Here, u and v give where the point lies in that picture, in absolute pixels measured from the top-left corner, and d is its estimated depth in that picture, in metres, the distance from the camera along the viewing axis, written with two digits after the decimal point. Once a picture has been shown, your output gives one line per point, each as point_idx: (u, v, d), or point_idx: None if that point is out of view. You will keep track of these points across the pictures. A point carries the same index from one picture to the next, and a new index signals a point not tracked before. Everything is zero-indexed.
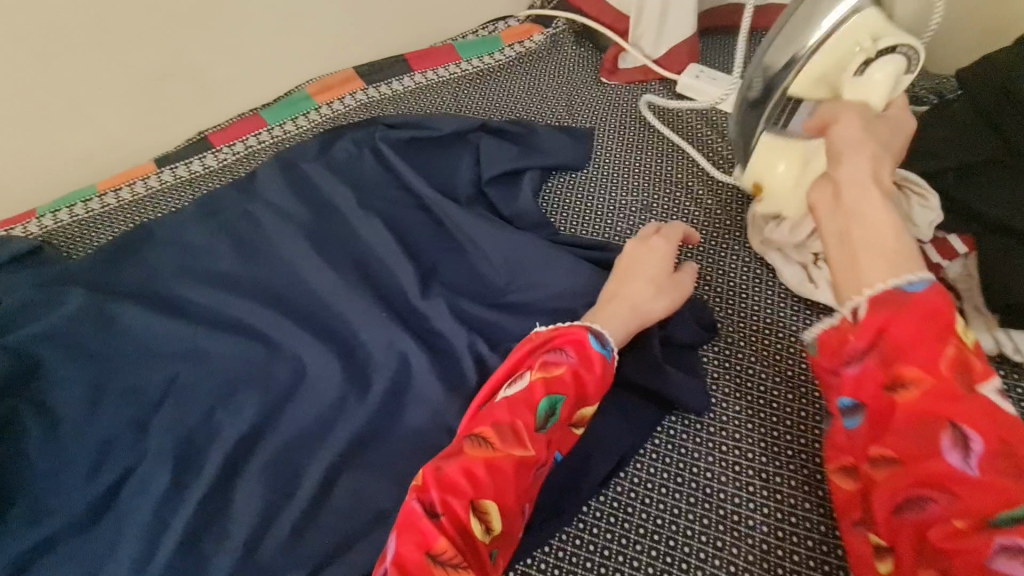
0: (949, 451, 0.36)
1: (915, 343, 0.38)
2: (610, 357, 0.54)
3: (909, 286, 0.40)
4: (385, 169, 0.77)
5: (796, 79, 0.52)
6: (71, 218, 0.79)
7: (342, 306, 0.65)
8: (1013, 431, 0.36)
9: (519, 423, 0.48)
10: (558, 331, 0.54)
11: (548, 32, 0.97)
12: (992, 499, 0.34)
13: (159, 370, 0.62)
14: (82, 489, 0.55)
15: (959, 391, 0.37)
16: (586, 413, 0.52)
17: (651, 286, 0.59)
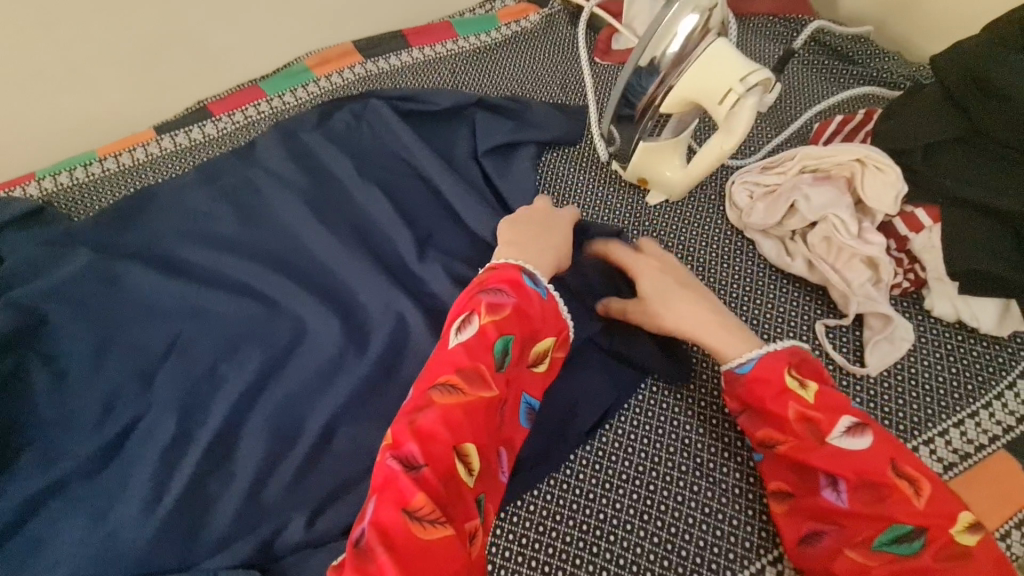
0: (824, 489, 0.50)
1: (771, 408, 0.53)
2: (547, 295, 0.58)
3: (744, 365, 0.55)
4: (384, 141, 0.80)
5: (665, 100, 0.61)
6: (71, 180, 0.79)
7: (343, 269, 0.68)
8: (865, 461, 0.49)
9: (481, 366, 0.51)
10: (495, 275, 0.57)
11: (543, 12, 0.99)
12: (863, 522, 0.47)
13: (164, 328, 0.65)
14: (88, 436, 0.57)
15: (815, 439, 0.50)
16: (538, 352, 0.56)
17: (556, 235, 0.64)
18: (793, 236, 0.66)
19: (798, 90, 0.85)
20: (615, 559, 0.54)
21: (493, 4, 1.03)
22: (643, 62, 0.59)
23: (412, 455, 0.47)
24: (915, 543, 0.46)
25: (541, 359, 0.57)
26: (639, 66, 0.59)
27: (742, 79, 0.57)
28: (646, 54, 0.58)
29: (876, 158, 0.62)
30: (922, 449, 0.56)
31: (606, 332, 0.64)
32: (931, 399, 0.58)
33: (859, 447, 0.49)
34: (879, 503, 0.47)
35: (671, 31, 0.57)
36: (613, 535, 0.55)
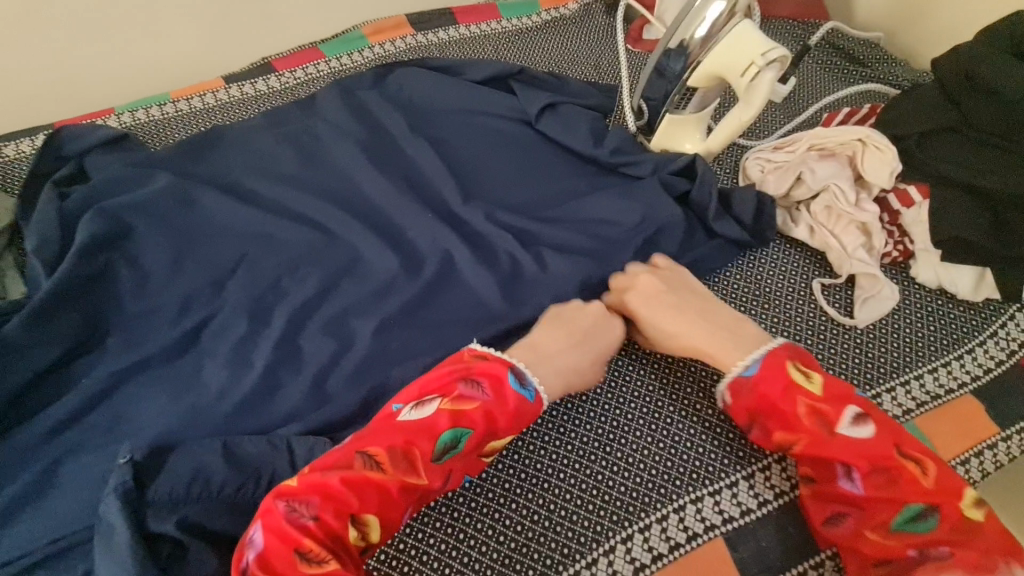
0: (840, 478, 0.53)
1: (780, 410, 0.56)
2: (533, 397, 0.59)
3: (746, 372, 0.59)
4: (432, 103, 0.88)
5: (693, 75, 0.71)
6: (147, 117, 0.87)
7: (394, 208, 0.76)
8: (873, 449, 0.52)
9: (416, 451, 0.53)
10: (478, 363, 0.59)
11: (581, 1, 1.08)
12: (880, 504, 0.51)
13: (233, 244, 0.72)
14: (168, 329, 0.65)
15: (823, 436, 0.54)
16: (497, 446, 0.58)
17: (590, 353, 0.64)
18: (798, 205, 0.74)
19: (811, 85, 0.94)
20: (626, 457, 0.62)
21: None
22: (673, 44, 0.69)
23: (308, 503, 0.49)
24: (930, 518, 0.50)
25: (496, 451, 0.58)
26: (668, 48, 0.69)
27: (763, 54, 0.65)
28: (674, 37, 0.68)
29: (877, 139, 0.71)
30: (899, 389, 0.64)
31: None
32: (911, 349, 0.67)
33: (863, 436, 0.53)
34: (893, 488, 0.51)
35: (700, 16, 0.66)
36: (610, 447, 0.62)
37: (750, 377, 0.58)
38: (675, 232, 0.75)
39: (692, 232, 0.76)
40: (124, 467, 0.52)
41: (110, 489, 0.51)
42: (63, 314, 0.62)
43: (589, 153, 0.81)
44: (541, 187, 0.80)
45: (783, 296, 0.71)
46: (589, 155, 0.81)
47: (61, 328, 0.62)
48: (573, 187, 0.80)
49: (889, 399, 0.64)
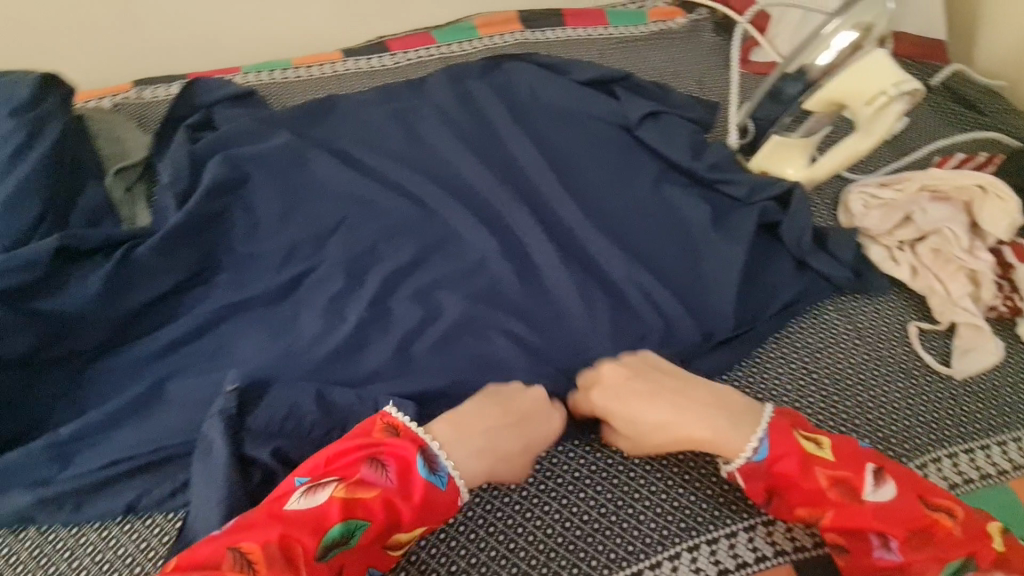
0: (875, 548, 0.52)
1: (799, 486, 0.55)
2: (445, 484, 0.56)
3: (756, 454, 0.56)
4: (536, 98, 0.90)
5: (812, 99, 0.70)
6: (269, 78, 0.93)
7: (490, 194, 0.78)
8: (900, 511, 0.51)
9: (304, 546, 0.46)
10: (383, 445, 0.54)
11: (690, 17, 1.09)
12: (924, 567, 0.49)
13: (336, 205, 0.75)
14: (273, 275, 0.69)
15: (849, 505, 0.53)
16: (401, 537, 0.53)
17: (521, 440, 0.61)
18: (901, 245, 0.72)
19: (923, 127, 0.91)
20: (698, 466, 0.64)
21: (646, 2, 1.13)
22: (793, 68, 0.72)
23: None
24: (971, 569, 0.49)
25: (399, 543, 0.54)
26: (787, 72, 0.73)
27: (895, 85, 0.64)
28: (793, 61, 0.72)
29: (999, 188, 0.68)
30: (994, 449, 0.62)
31: (709, 293, 0.72)
32: (1011, 411, 0.65)
33: (889, 499, 0.52)
34: (930, 545, 0.50)
35: (825, 43, 0.68)
36: (683, 456, 0.64)
37: (761, 459, 0.56)
38: (765, 257, 0.75)
39: (787, 256, 0.75)
40: (231, 394, 0.57)
41: (213, 412, 0.57)
42: (184, 246, 0.67)
43: (686, 165, 0.81)
44: (633, 193, 0.80)
45: (877, 333, 0.70)
46: (686, 167, 0.81)
47: (181, 258, 0.66)
48: (667, 197, 0.79)
49: (983, 456, 0.62)
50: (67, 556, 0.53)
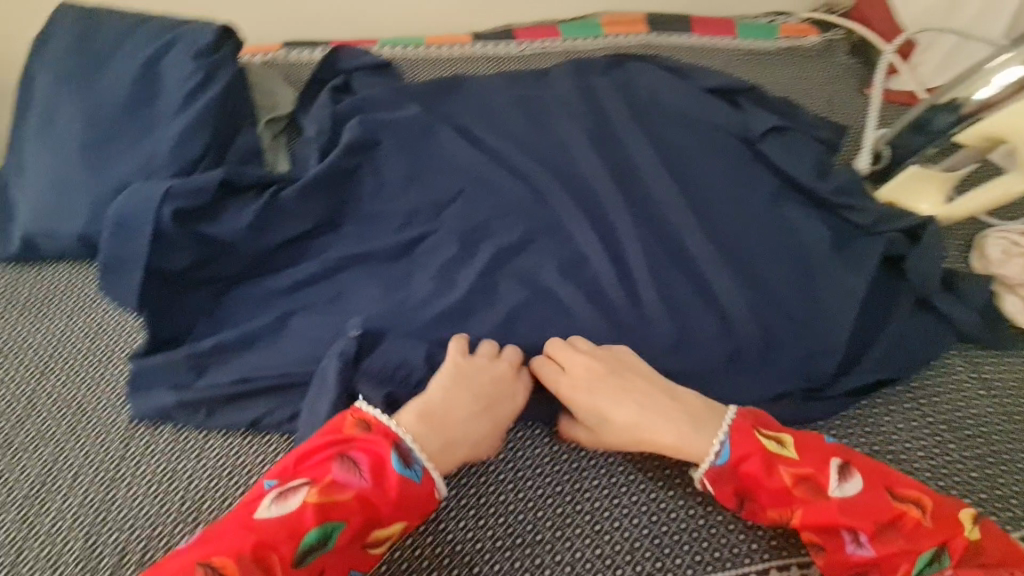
0: (848, 545, 0.52)
1: (765, 486, 0.54)
2: (420, 477, 0.53)
3: (720, 456, 0.56)
4: (657, 99, 0.90)
5: (970, 129, 0.67)
6: (403, 53, 0.98)
7: (605, 187, 0.79)
8: (866, 503, 0.52)
9: (278, 555, 0.46)
10: (356, 440, 0.54)
11: (824, 37, 1.05)
12: (895, 559, 0.50)
13: (455, 176, 0.78)
14: (393, 235, 0.73)
15: (814, 501, 0.53)
16: (383, 537, 0.52)
17: (490, 421, 0.61)
18: None
19: None
20: None
21: (778, 17, 1.10)
22: (942, 100, 0.70)
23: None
24: (944, 557, 0.49)
25: (382, 542, 0.52)
26: (936, 103, 0.70)
27: None
28: (942, 95, 0.70)
29: None
30: None
31: (815, 319, 0.70)
32: None
33: (854, 493, 0.52)
34: (898, 536, 0.50)
35: (985, 78, 0.65)
36: None
37: (725, 459, 0.56)
38: (881, 293, 0.72)
39: (908, 295, 0.72)
40: (351, 341, 0.62)
41: (333, 351, 0.61)
42: (320, 194, 0.71)
43: (809, 184, 0.79)
44: (747, 206, 0.79)
45: (1006, 389, 0.68)
46: (808, 187, 0.79)
47: (316, 206, 0.70)
48: (782, 215, 0.78)
49: None
50: (195, 454, 0.59)
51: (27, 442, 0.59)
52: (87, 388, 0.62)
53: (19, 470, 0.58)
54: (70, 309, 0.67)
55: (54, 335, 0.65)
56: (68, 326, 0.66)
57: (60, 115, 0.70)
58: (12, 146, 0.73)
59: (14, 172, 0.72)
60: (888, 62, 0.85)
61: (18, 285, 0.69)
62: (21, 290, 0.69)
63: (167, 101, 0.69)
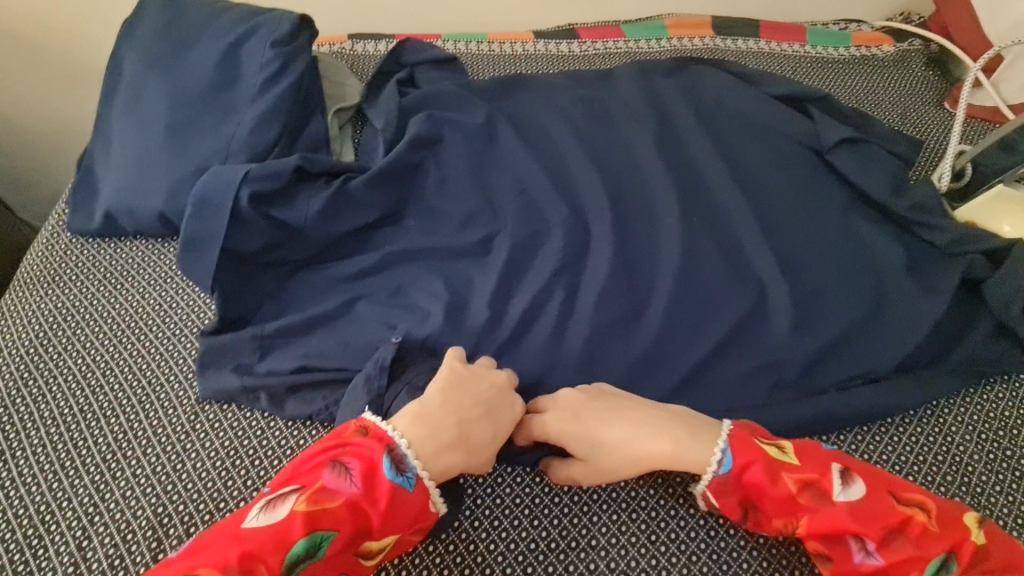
0: (855, 553, 0.50)
1: (770, 493, 0.52)
2: (414, 486, 0.51)
3: (723, 464, 0.54)
4: (724, 103, 0.88)
5: None
6: (466, 49, 0.99)
7: (670, 191, 0.77)
8: (869, 509, 0.50)
9: (264, 572, 0.44)
10: (349, 445, 0.52)
11: (899, 47, 1.02)
12: (904, 565, 0.48)
13: (517, 174, 0.77)
14: (454, 230, 0.73)
15: (820, 507, 0.51)
16: (375, 547, 0.50)
17: (489, 420, 0.58)
18: None
19: None
20: None
21: (849, 25, 1.07)
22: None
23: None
24: (952, 562, 0.47)
25: (376, 552, 0.50)
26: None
27: None
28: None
29: None
30: None
31: (878, 342, 0.69)
32: None
33: (858, 498, 0.51)
34: (905, 542, 0.49)
35: None
36: None
37: (730, 469, 0.54)
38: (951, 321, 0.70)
39: (980, 327, 0.70)
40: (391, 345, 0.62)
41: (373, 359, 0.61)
42: (385, 185, 0.72)
43: (884, 201, 0.76)
44: (816, 220, 0.76)
45: None
46: (881, 203, 0.76)
47: (381, 197, 0.71)
48: (854, 231, 0.75)
49: None
50: (258, 433, 0.60)
51: (101, 409, 0.61)
52: (159, 361, 0.64)
53: (91, 435, 0.59)
54: (145, 285, 0.69)
55: (130, 308, 0.67)
56: (143, 302, 0.68)
57: (145, 98, 0.73)
58: (99, 127, 0.76)
59: (101, 152, 0.75)
60: (973, 78, 0.82)
61: (97, 260, 0.72)
62: (99, 265, 0.71)
63: (245, 87, 0.71)
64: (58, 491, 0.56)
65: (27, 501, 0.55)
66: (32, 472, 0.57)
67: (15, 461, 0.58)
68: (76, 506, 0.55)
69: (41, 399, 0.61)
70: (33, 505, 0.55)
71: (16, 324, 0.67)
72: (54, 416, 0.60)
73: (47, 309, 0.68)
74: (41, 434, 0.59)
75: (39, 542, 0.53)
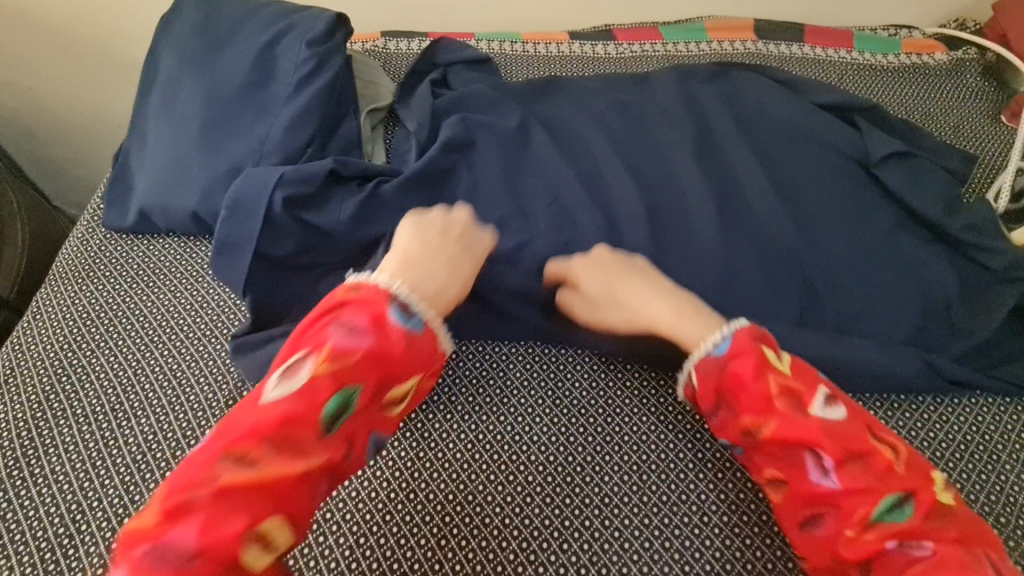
0: (813, 469, 0.50)
1: (748, 389, 0.52)
2: (422, 328, 0.52)
3: (717, 346, 0.56)
4: (767, 110, 0.85)
5: None
6: (499, 49, 0.97)
7: (706, 202, 0.74)
8: (847, 433, 0.49)
9: (301, 431, 0.45)
10: (348, 302, 0.50)
11: (952, 55, 0.97)
12: (857, 495, 0.48)
13: (550, 180, 0.75)
14: None
15: (793, 416, 0.50)
16: (399, 394, 0.51)
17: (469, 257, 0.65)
18: None
19: None
20: None
21: (900, 31, 1.02)
22: None
23: (183, 541, 0.39)
24: (908, 505, 0.47)
25: (397, 401, 0.51)
26: None
27: None
28: None
29: None
30: None
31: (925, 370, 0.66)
32: None
33: (836, 418, 0.50)
34: (871, 473, 0.48)
35: None
36: None
37: (717, 353, 0.55)
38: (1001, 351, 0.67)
39: None
40: None
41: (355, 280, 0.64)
42: (416, 190, 0.70)
43: (935, 219, 0.72)
44: (864, 236, 0.73)
45: None
46: (931, 221, 0.73)
47: (412, 202, 0.70)
48: (903, 248, 0.72)
49: None
50: None
51: (131, 408, 0.61)
52: (190, 361, 0.64)
53: (121, 434, 0.59)
54: (177, 285, 0.69)
55: (162, 307, 0.68)
56: (174, 301, 0.68)
57: (180, 95, 0.73)
58: (135, 124, 0.76)
59: (136, 148, 0.75)
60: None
61: (130, 258, 0.72)
62: (132, 263, 0.71)
63: (280, 87, 0.70)
64: (89, 491, 0.56)
65: (58, 499, 0.56)
66: (64, 470, 0.57)
67: (50, 457, 0.58)
68: (106, 506, 0.55)
69: (75, 395, 0.62)
70: (64, 503, 0.56)
71: (52, 319, 0.68)
72: (86, 415, 0.61)
73: (82, 305, 0.68)
74: (74, 431, 0.60)
75: (70, 542, 0.53)
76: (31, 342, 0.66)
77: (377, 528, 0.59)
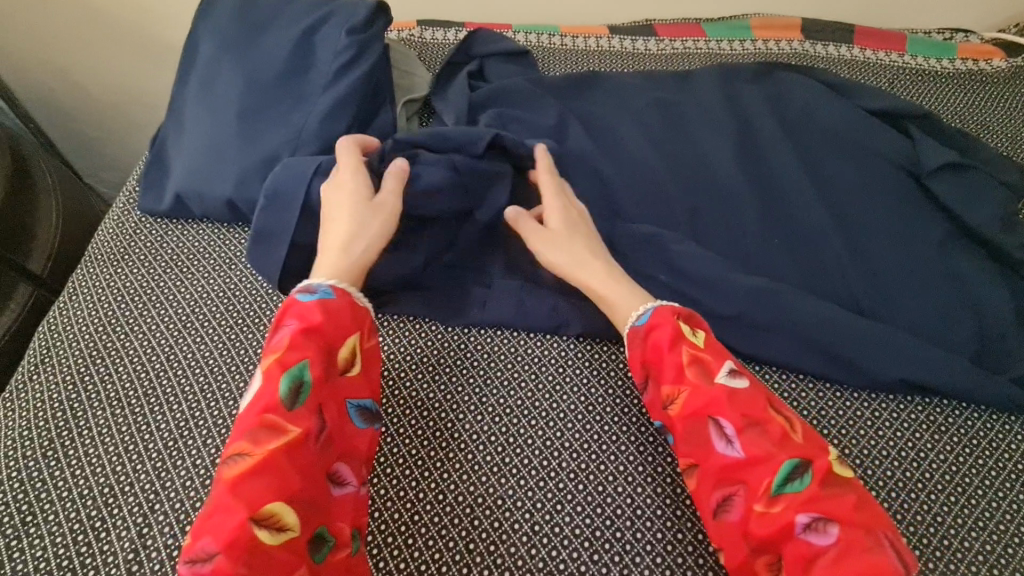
0: (718, 441, 0.49)
1: (663, 363, 0.53)
2: (334, 292, 0.54)
3: (642, 316, 0.57)
4: (814, 114, 0.82)
5: None
6: (537, 41, 0.95)
7: (748, 207, 0.72)
8: (748, 402, 0.50)
9: (268, 416, 0.47)
10: (280, 310, 0.54)
11: (1010, 61, 0.93)
12: (758, 465, 0.47)
13: (588, 180, 0.74)
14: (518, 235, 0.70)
15: (702, 386, 0.51)
16: (346, 357, 0.52)
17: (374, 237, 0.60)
18: None
19: None
20: (952, 498, 0.56)
21: (955, 35, 0.98)
22: None
23: (207, 546, 0.42)
24: (806, 475, 0.46)
25: (353, 361, 0.53)
26: None
27: None
28: None
29: None
30: None
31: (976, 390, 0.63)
32: None
33: (739, 387, 0.51)
34: (770, 443, 0.48)
35: None
36: (940, 482, 0.57)
37: (641, 324, 0.57)
38: None
39: None
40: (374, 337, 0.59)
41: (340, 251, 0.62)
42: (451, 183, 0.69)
43: (989, 234, 0.69)
44: (913, 248, 0.70)
45: None
46: (985, 236, 0.70)
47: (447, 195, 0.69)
48: (954, 263, 0.69)
49: None
50: None
51: (163, 393, 0.61)
52: (220, 349, 0.63)
53: (152, 419, 0.59)
54: (209, 271, 0.69)
55: (194, 293, 0.68)
56: (206, 287, 0.68)
57: (217, 80, 0.72)
58: (173, 108, 0.76)
59: (174, 133, 0.75)
60: None
61: (164, 243, 0.72)
62: (166, 248, 0.71)
63: (318, 75, 0.69)
64: (121, 474, 0.56)
65: (91, 482, 0.56)
66: (97, 453, 0.58)
67: (84, 438, 0.59)
68: (138, 491, 0.55)
69: (108, 378, 0.62)
70: (98, 486, 0.56)
71: (87, 301, 0.68)
72: (119, 398, 0.61)
73: (117, 288, 0.69)
74: (106, 414, 0.60)
75: (102, 525, 0.54)
76: (67, 323, 0.67)
77: (405, 527, 0.54)
